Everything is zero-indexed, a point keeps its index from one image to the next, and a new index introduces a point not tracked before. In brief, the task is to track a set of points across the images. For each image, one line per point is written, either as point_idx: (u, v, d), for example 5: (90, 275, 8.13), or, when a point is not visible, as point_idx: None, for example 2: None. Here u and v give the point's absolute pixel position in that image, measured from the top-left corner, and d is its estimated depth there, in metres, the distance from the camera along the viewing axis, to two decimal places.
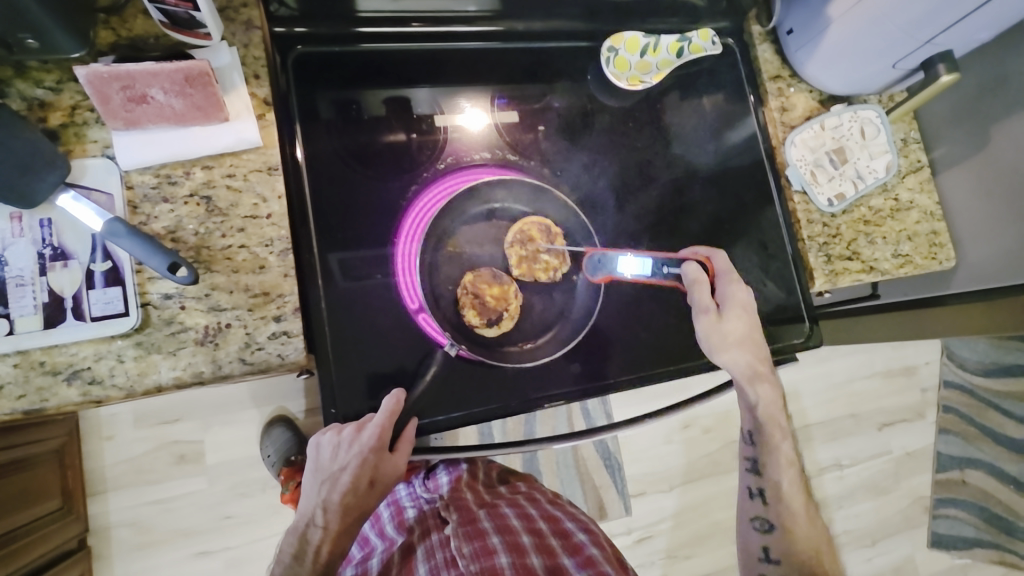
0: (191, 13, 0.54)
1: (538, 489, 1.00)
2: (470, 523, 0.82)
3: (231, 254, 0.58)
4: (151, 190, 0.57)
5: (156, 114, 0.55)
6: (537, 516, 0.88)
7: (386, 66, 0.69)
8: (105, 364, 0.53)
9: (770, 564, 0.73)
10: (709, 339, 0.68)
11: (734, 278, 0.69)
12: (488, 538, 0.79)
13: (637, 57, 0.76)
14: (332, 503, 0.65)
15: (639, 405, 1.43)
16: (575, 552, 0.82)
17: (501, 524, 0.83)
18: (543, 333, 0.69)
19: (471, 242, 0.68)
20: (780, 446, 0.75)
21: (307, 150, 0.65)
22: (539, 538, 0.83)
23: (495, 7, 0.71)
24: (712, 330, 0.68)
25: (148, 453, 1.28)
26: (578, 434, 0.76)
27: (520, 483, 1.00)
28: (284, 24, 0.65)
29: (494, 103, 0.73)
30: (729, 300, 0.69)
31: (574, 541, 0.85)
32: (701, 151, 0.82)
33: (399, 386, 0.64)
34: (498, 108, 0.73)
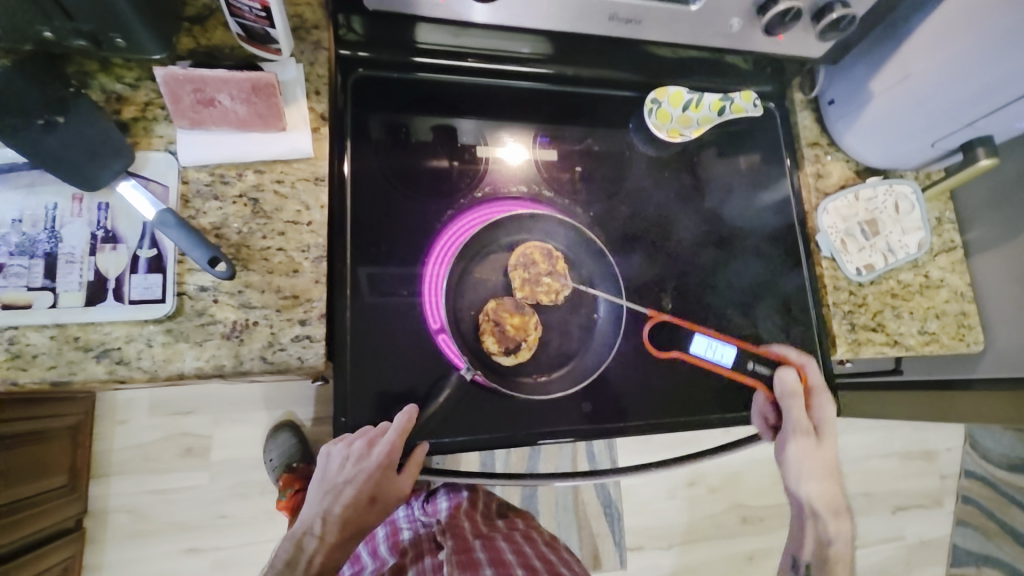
0: (266, 29, 0.58)
1: (536, 529, 0.98)
2: (464, 552, 0.81)
3: (268, 255, 0.60)
4: (204, 186, 0.60)
5: (221, 117, 0.59)
6: (531, 552, 0.87)
7: (438, 96, 0.73)
8: (135, 346, 0.55)
9: None
10: (802, 464, 0.69)
11: (826, 398, 0.70)
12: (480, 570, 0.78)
13: (679, 110, 0.79)
14: (332, 515, 0.65)
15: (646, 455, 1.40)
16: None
17: (495, 557, 0.82)
18: (559, 368, 0.68)
19: (496, 270, 0.68)
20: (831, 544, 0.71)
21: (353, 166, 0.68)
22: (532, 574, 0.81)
23: (547, 51, 0.74)
24: (806, 454, 0.69)
25: (156, 441, 1.30)
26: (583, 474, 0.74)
27: (518, 520, 0.99)
28: (348, 46, 0.68)
29: (536, 140, 0.76)
30: (824, 422, 0.70)
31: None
32: (731, 208, 0.83)
33: (414, 403, 0.65)
34: (540, 145, 0.76)
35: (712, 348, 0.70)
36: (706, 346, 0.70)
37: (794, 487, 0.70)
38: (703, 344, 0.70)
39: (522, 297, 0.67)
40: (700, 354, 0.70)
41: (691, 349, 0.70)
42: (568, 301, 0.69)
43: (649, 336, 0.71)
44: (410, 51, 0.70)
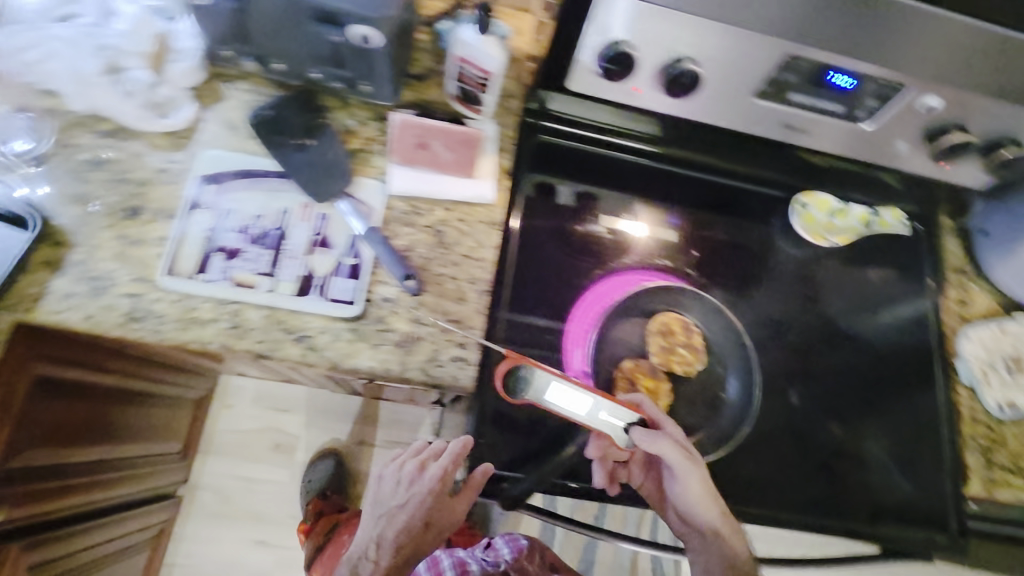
0: (479, 93, 0.70)
1: None
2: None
3: (442, 281, 0.68)
4: (402, 213, 0.69)
5: (429, 160, 0.69)
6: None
7: (592, 166, 0.80)
8: (324, 338, 0.63)
9: None
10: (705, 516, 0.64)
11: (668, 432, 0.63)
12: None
13: (826, 215, 0.82)
14: (386, 540, 0.70)
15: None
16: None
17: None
18: (687, 438, 0.69)
19: (634, 333, 0.72)
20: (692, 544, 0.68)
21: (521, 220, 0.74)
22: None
23: (660, 130, 0.79)
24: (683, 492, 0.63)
25: (252, 431, 1.39)
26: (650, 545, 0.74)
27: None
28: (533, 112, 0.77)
29: (668, 220, 0.82)
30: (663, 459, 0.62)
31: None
32: (857, 317, 0.85)
33: (470, 436, 0.67)
34: (670, 226, 0.82)
35: (589, 410, 0.62)
36: (644, 433, 0.60)
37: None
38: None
39: (656, 362, 0.70)
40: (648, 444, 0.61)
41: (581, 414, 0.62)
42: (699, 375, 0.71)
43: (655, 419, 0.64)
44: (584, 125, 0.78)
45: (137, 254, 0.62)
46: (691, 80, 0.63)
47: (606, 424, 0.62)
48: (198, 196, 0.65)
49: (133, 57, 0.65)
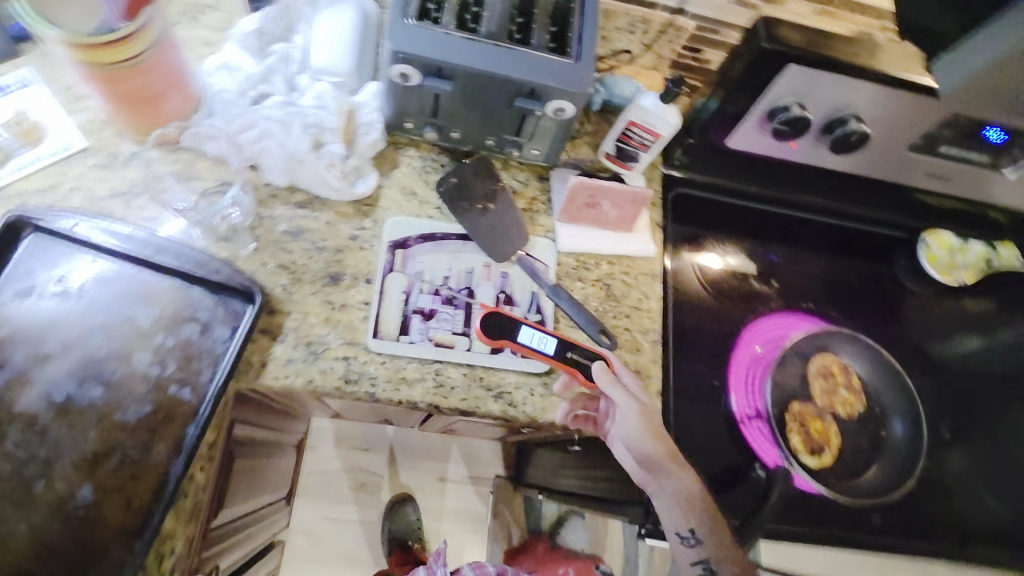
0: (639, 152, 0.75)
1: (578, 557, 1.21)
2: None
3: (617, 333, 0.71)
4: (571, 270, 0.74)
5: (595, 218, 0.74)
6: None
7: (723, 215, 0.86)
8: (521, 393, 0.66)
9: None
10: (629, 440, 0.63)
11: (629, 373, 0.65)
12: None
13: (947, 253, 0.87)
14: None
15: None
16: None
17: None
18: (856, 476, 0.71)
19: (796, 376, 0.75)
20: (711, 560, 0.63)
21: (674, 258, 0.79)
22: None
23: (690, 162, 0.81)
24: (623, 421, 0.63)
25: (340, 471, 1.41)
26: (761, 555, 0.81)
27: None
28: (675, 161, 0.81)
29: (769, 258, 0.86)
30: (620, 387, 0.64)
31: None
32: (983, 340, 0.88)
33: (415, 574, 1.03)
34: (773, 263, 0.86)
35: (541, 340, 0.66)
36: (536, 338, 0.66)
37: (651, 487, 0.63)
38: (531, 336, 0.66)
39: (821, 402, 0.74)
40: (528, 345, 0.65)
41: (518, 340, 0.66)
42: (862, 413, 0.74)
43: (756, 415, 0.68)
44: (718, 169, 0.81)
45: (345, 318, 0.65)
46: (858, 139, 0.67)
47: (578, 362, 0.66)
48: (391, 260, 0.69)
49: (331, 133, 0.69)
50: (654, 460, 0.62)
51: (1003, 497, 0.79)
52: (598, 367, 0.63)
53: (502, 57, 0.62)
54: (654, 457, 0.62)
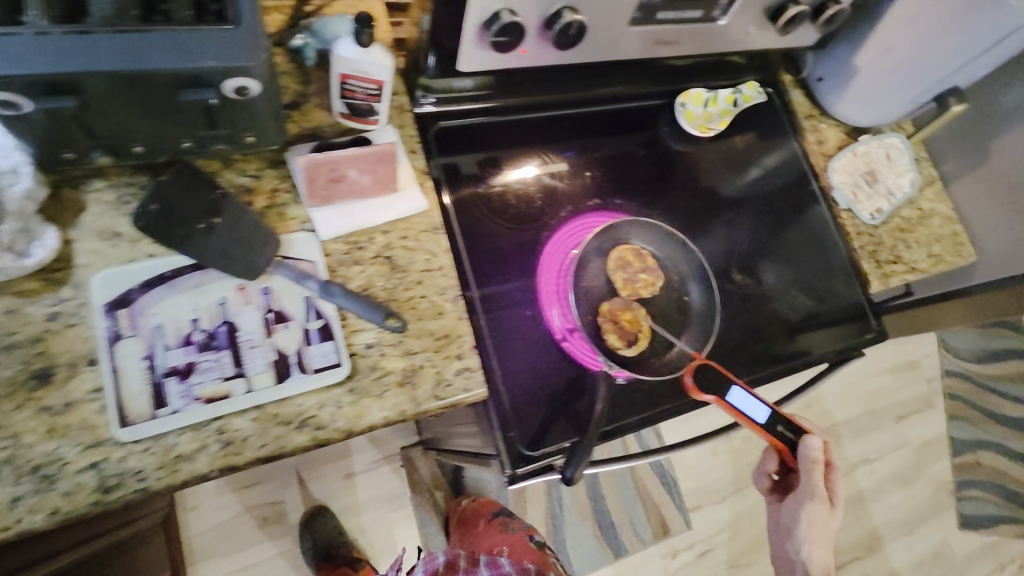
0: (373, 104, 0.65)
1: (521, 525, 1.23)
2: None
3: (414, 304, 0.66)
4: (344, 255, 0.65)
5: (348, 190, 0.64)
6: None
7: (500, 133, 0.81)
8: (327, 411, 0.60)
9: None
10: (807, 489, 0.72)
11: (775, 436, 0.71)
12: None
13: (701, 108, 0.90)
14: None
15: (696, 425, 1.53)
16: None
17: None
18: (673, 348, 0.75)
19: (598, 276, 0.76)
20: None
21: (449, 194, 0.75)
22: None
23: (491, 85, 0.76)
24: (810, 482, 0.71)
25: (232, 519, 1.28)
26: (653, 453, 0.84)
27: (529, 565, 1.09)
28: (432, 97, 0.75)
29: (564, 157, 0.83)
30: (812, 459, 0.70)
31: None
32: (755, 179, 0.96)
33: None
34: (565, 160, 0.83)
35: (740, 396, 0.70)
36: (745, 397, 0.70)
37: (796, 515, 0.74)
38: (741, 397, 0.70)
39: (626, 295, 0.75)
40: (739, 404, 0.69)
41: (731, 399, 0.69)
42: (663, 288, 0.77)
43: (696, 373, 0.71)
44: (502, 94, 0.78)
45: (74, 419, 0.53)
46: (577, 31, 0.64)
47: (787, 438, 0.72)
48: (116, 324, 0.56)
49: None
50: (805, 536, 0.73)
51: (811, 297, 0.92)
52: (811, 443, 0.70)
53: (136, 43, 0.49)
54: (810, 535, 0.74)
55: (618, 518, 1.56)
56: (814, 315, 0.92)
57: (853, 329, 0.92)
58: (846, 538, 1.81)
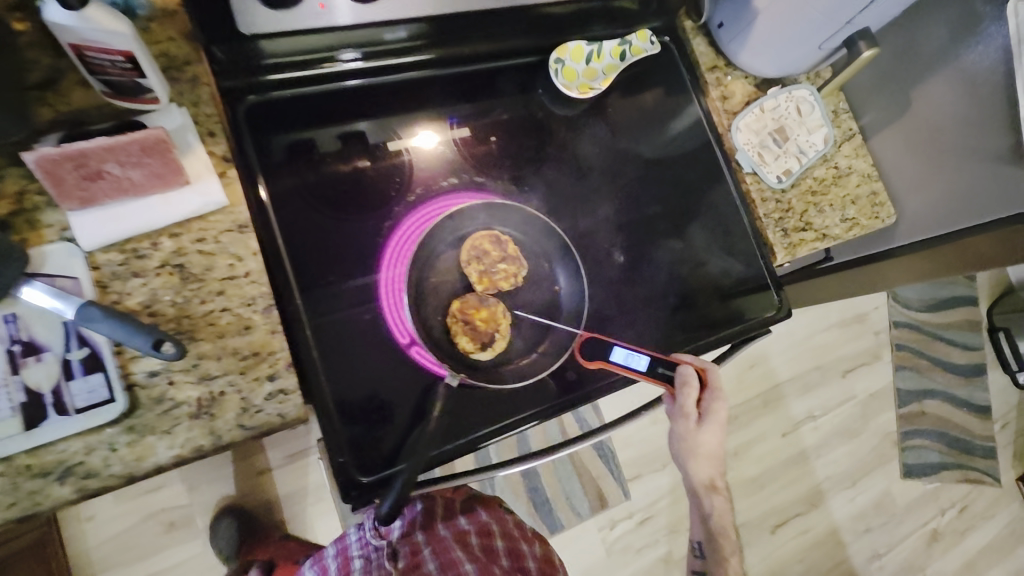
0: (137, 80, 0.53)
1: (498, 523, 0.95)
2: (414, 566, 0.83)
3: (214, 319, 0.56)
4: (119, 267, 0.54)
5: (114, 188, 0.53)
6: (469, 529, 0.91)
7: (338, 104, 0.69)
8: (98, 455, 0.51)
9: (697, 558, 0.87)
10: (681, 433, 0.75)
11: (690, 390, 0.71)
12: (460, 565, 0.82)
13: (583, 65, 0.79)
14: None
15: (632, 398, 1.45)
16: (529, 540, 0.96)
17: (446, 559, 0.83)
18: (535, 348, 0.69)
19: (449, 270, 0.68)
20: (730, 559, 0.82)
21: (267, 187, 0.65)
22: (482, 563, 0.84)
23: (425, 36, 0.70)
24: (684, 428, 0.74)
25: (131, 528, 1.19)
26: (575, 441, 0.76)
27: (499, 543, 0.91)
28: (357, 50, 0.68)
29: (447, 122, 0.73)
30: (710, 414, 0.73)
31: (520, 547, 0.92)
32: (651, 140, 0.84)
33: None
34: (453, 127, 0.73)
35: (631, 356, 0.70)
36: (626, 354, 0.70)
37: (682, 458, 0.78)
38: (624, 354, 0.70)
39: (483, 289, 0.67)
40: (622, 362, 0.70)
41: (614, 358, 0.70)
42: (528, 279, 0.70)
43: (580, 348, 0.69)
44: (436, 46, 0.71)
45: None
46: None
47: (665, 376, 0.72)
48: None
49: None
50: (679, 447, 0.77)
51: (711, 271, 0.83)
52: (684, 371, 0.70)
53: None
54: (681, 446, 0.76)
55: (552, 493, 1.52)
56: (715, 292, 0.83)
57: (761, 299, 0.84)
58: (785, 495, 1.72)
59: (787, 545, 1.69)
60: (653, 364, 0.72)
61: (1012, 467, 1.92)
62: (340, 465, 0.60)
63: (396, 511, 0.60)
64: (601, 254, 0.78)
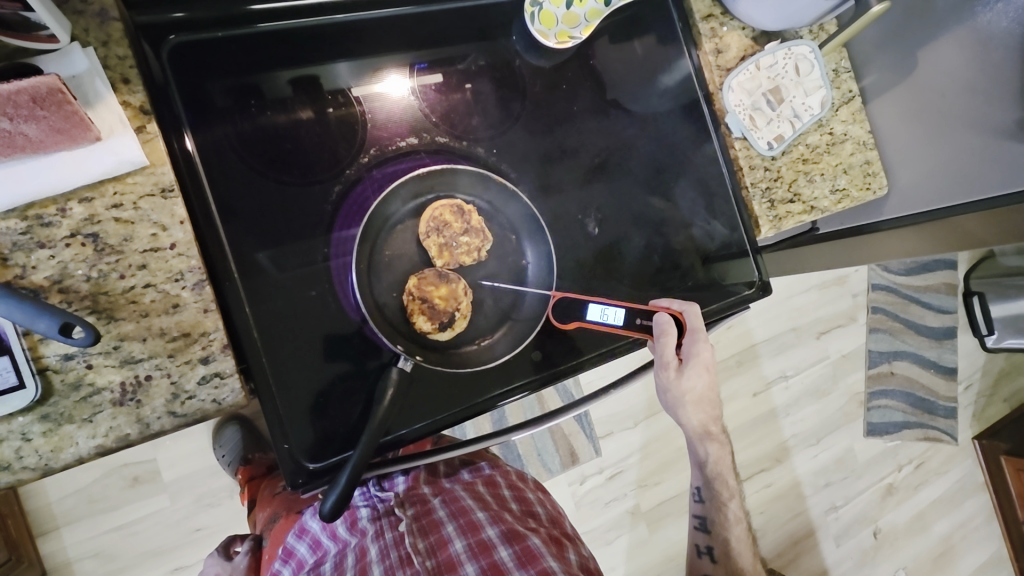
0: (23, 14, 0.45)
1: (502, 470, 0.90)
2: (424, 515, 0.75)
3: (136, 297, 0.51)
4: (21, 236, 0.49)
5: (4, 145, 0.45)
6: (476, 480, 0.85)
7: (282, 46, 0.61)
8: (10, 445, 0.48)
9: (700, 503, 0.86)
10: (667, 387, 0.73)
11: (667, 339, 0.68)
12: (473, 513, 0.77)
13: (562, 9, 0.67)
14: None
15: (615, 365, 1.43)
16: (534, 489, 0.92)
17: (456, 507, 0.77)
18: (497, 327, 0.67)
19: (407, 242, 0.65)
20: (728, 505, 0.84)
21: (194, 139, 0.58)
22: (494, 510, 0.79)
23: None
24: (668, 381, 0.72)
25: (96, 481, 1.17)
26: (560, 412, 0.69)
27: (504, 490, 0.85)
28: None
29: (412, 69, 0.66)
30: (693, 359, 0.71)
31: (527, 496, 0.88)
32: (636, 96, 0.76)
33: None
34: (418, 74, 0.66)
35: (607, 313, 0.68)
36: (601, 311, 0.68)
37: (671, 411, 0.76)
38: (598, 312, 0.68)
39: (443, 263, 0.65)
40: (596, 320, 0.68)
41: (588, 318, 0.68)
42: (492, 250, 0.68)
43: (551, 313, 0.68)
44: None
45: None
46: None
47: (644, 328, 0.69)
48: None
49: None
50: (668, 402, 0.75)
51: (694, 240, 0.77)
52: (662, 320, 0.68)
53: None
54: (671, 401, 0.74)
55: (524, 450, 1.47)
56: (690, 265, 0.77)
57: (743, 265, 0.79)
58: (752, 451, 1.73)
59: (751, 498, 1.71)
60: (631, 316, 0.69)
61: (969, 425, 1.97)
62: (285, 451, 0.59)
63: (341, 507, 0.57)
64: (573, 221, 0.72)
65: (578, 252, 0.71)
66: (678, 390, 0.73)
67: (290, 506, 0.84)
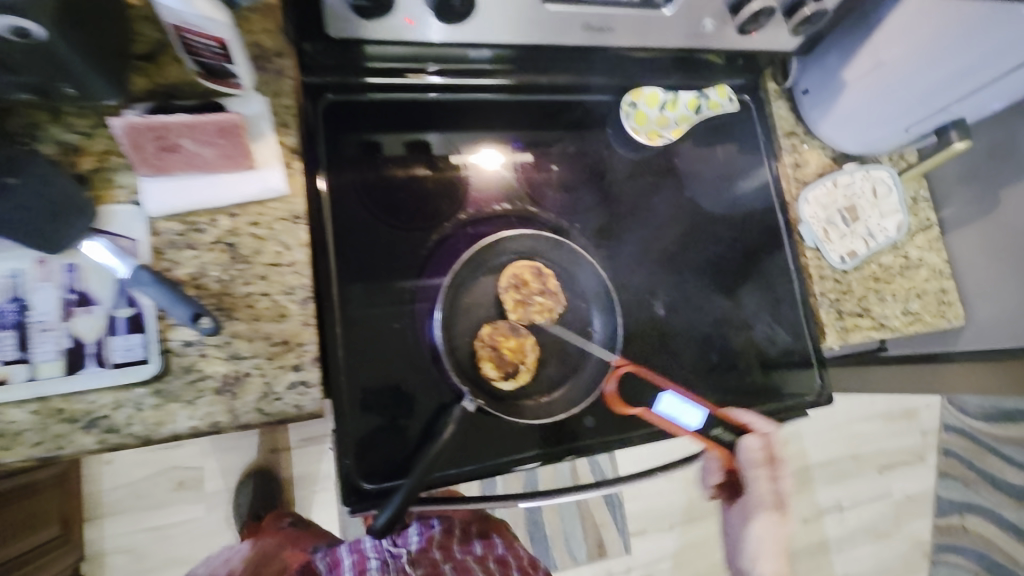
0: (225, 66, 0.56)
1: (517, 552, 0.88)
2: None
3: (253, 302, 0.58)
4: (178, 236, 0.58)
5: (186, 163, 0.56)
6: (488, 556, 0.84)
7: (413, 114, 0.72)
8: (123, 412, 0.54)
9: None
10: (763, 533, 0.69)
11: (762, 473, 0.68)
12: None
13: (656, 111, 0.75)
14: None
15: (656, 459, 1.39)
16: None
17: None
18: (558, 386, 0.70)
19: (485, 296, 0.70)
20: None
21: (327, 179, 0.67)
22: None
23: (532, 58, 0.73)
24: (767, 526, 0.69)
25: (147, 478, 1.23)
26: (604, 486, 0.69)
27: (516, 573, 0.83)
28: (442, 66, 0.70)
29: (511, 146, 0.75)
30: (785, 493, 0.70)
31: None
32: (711, 196, 0.82)
33: None
34: (515, 151, 0.74)
35: (681, 409, 0.68)
36: (675, 405, 0.68)
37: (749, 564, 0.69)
38: (672, 404, 0.68)
39: (517, 319, 0.69)
40: (666, 412, 0.68)
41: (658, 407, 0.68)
42: (563, 313, 0.72)
43: (610, 380, 0.68)
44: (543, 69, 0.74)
45: None
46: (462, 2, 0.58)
47: (718, 439, 0.68)
48: None
49: None
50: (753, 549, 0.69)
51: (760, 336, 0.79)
52: (751, 446, 0.67)
53: None
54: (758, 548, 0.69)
55: (551, 532, 1.43)
56: (748, 362, 0.78)
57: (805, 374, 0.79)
58: None
59: None
60: (706, 423, 0.68)
61: None
62: (347, 467, 0.63)
63: (391, 526, 0.59)
64: (640, 300, 0.76)
65: (643, 329, 0.75)
66: (772, 533, 0.69)
67: (294, 542, 0.91)
